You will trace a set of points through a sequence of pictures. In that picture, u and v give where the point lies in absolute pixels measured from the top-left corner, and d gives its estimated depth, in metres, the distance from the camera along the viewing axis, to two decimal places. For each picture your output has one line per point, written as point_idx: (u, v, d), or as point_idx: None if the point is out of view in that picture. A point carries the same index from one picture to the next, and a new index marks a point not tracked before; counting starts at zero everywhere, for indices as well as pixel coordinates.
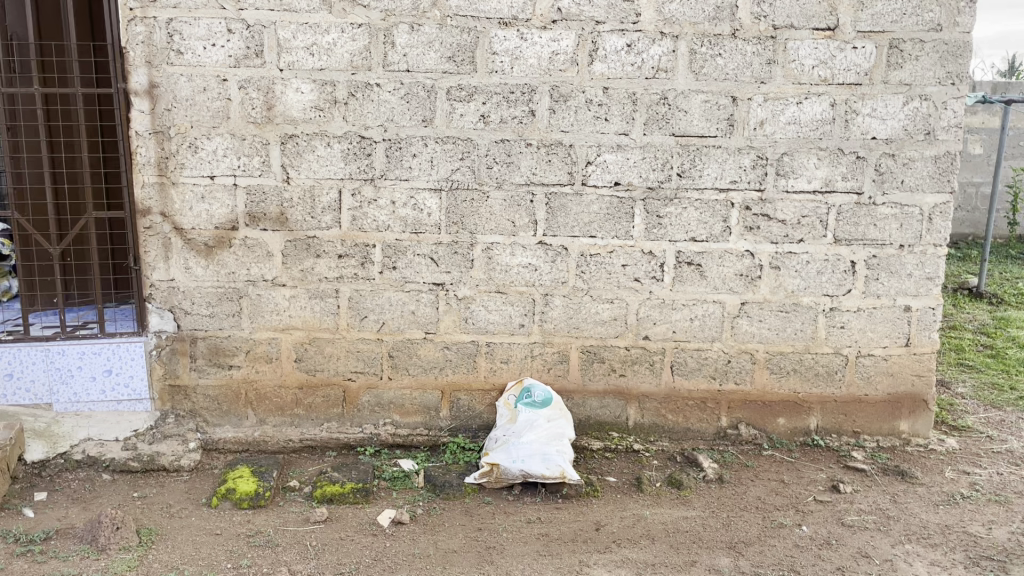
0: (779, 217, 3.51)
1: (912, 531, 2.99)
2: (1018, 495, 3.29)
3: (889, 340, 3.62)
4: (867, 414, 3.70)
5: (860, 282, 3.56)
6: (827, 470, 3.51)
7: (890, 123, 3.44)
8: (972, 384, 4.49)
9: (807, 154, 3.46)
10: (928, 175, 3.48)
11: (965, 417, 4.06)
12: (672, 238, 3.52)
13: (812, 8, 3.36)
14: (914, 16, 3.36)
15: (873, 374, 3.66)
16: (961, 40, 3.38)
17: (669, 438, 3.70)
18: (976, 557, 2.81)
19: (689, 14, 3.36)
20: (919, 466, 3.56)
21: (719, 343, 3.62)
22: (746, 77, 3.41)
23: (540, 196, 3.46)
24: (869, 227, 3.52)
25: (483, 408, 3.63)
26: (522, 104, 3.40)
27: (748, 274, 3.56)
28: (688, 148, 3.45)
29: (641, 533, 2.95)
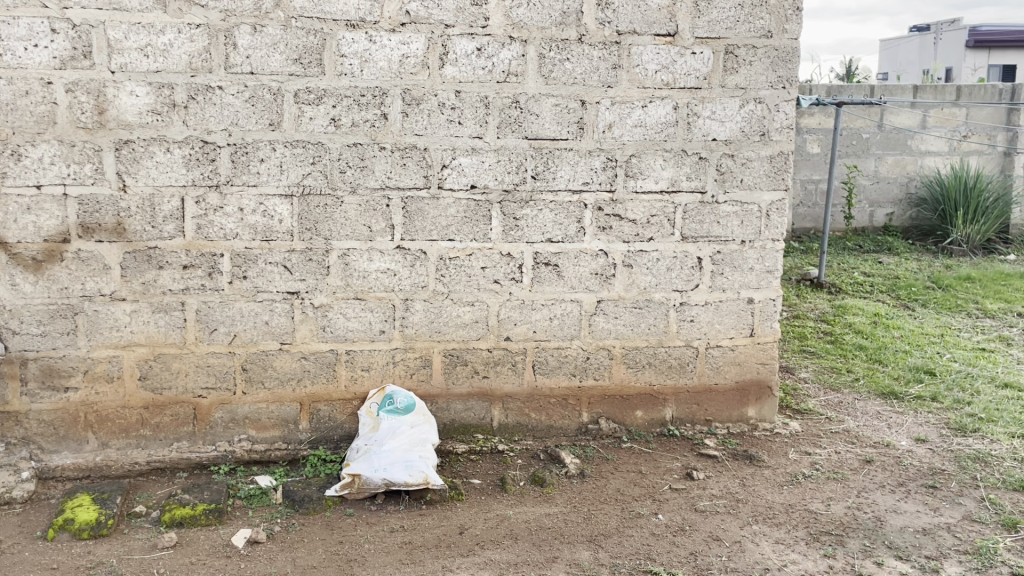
0: (629, 217, 3.62)
1: (759, 511, 3.16)
2: (853, 471, 3.52)
3: (735, 331, 3.81)
4: (718, 402, 3.88)
5: (707, 277, 3.73)
6: (682, 458, 3.65)
7: (728, 125, 3.62)
8: (814, 369, 4.79)
9: (653, 156, 3.59)
10: (765, 174, 3.68)
11: (807, 400, 4.33)
12: (529, 240, 3.56)
13: (653, 15, 3.49)
14: (746, 23, 3.56)
15: (721, 364, 3.84)
16: (790, 46, 3.60)
17: (533, 436, 3.75)
18: (816, 533, 2.99)
19: (536, 19, 3.42)
20: (765, 449, 3.76)
21: (577, 341, 3.70)
22: (593, 81, 3.50)
23: (396, 201, 3.42)
24: (712, 225, 3.69)
25: (344, 418, 3.56)
26: (374, 107, 3.35)
27: (603, 273, 3.65)
28: (541, 151, 3.51)
29: (504, 533, 2.97)
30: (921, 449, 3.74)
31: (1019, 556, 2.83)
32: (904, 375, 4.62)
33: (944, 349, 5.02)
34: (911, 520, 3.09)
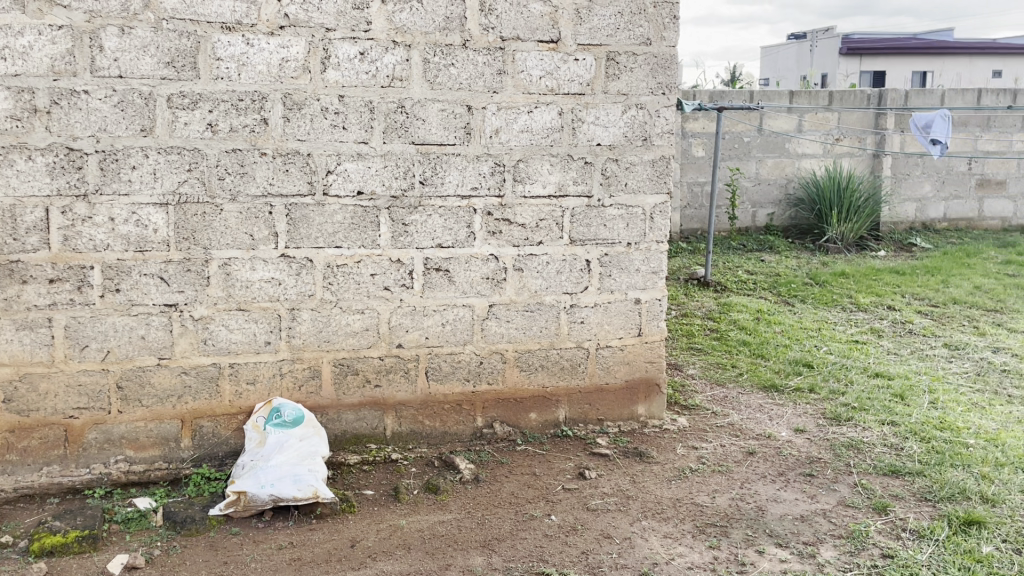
0: (519, 221, 3.65)
1: (648, 507, 3.23)
2: (737, 463, 3.65)
3: (623, 331, 3.89)
4: (609, 401, 3.96)
5: (596, 279, 3.79)
6: (575, 458, 3.70)
7: (611, 130, 3.69)
8: (701, 365, 4.96)
9: (540, 160, 3.63)
10: (648, 178, 3.78)
11: (694, 396, 4.47)
12: (418, 246, 3.54)
13: (535, 21, 3.53)
14: (626, 30, 3.65)
15: (612, 364, 3.92)
16: (668, 53, 3.71)
17: (427, 444, 3.72)
18: (702, 525, 3.08)
19: (420, 24, 3.40)
20: (655, 445, 3.85)
21: (470, 346, 3.69)
22: (479, 86, 3.51)
23: (279, 208, 3.34)
24: (599, 228, 3.76)
25: (230, 433, 3.44)
26: (253, 112, 3.26)
27: (494, 277, 3.66)
28: (428, 156, 3.49)
29: (397, 543, 2.94)
30: (800, 439, 3.92)
31: (888, 538, 2.99)
32: (785, 368, 4.84)
33: (821, 342, 5.28)
34: (790, 508, 3.23)
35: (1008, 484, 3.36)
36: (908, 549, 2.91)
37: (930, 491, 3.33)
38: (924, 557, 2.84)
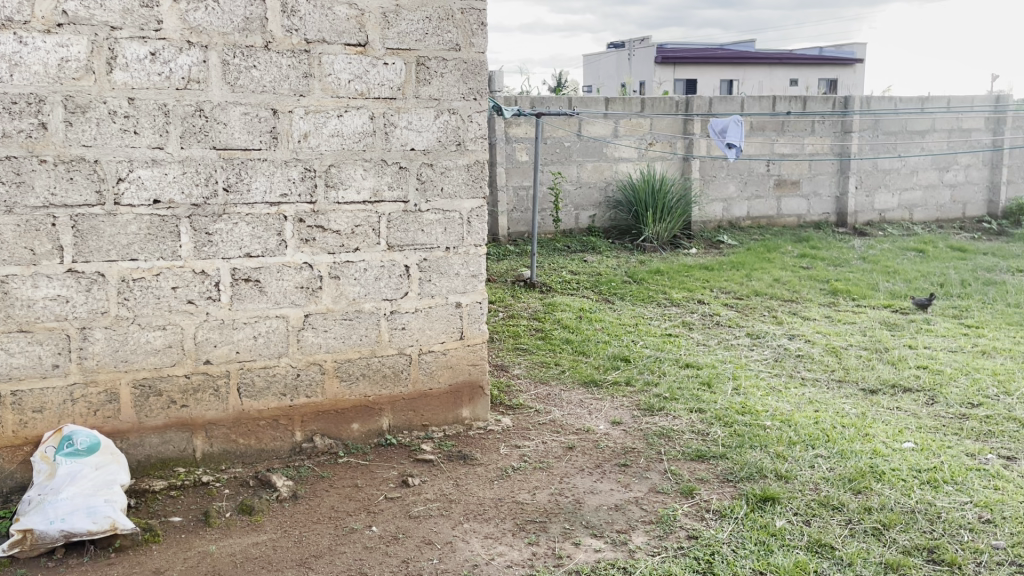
0: (333, 228, 3.56)
1: (471, 509, 3.25)
2: (557, 459, 3.75)
3: (445, 336, 3.90)
4: (433, 406, 3.95)
5: (415, 284, 3.77)
6: (399, 466, 3.66)
7: (424, 135, 3.69)
8: (526, 365, 5.06)
9: (352, 166, 3.56)
10: (463, 182, 3.80)
11: (518, 396, 4.55)
12: (225, 256, 3.38)
13: (341, 24, 3.47)
14: (435, 35, 3.65)
15: (435, 369, 3.91)
16: (477, 59, 3.75)
17: (242, 463, 3.57)
18: (522, 523, 3.14)
19: (216, 24, 3.25)
20: (478, 447, 3.88)
21: (286, 358, 3.56)
22: (283, 89, 3.40)
23: (63, 219, 3.10)
24: (417, 233, 3.74)
25: (14, 466, 3.19)
26: (30, 116, 3.01)
27: (308, 286, 3.55)
28: (232, 162, 3.34)
29: (205, 571, 2.79)
30: (617, 431, 4.08)
31: (694, 520, 3.17)
32: (604, 363, 5.03)
33: (638, 337, 5.54)
34: (605, 498, 3.35)
35: (799, 461, 3.65)
36: (711, 528, 3.09)
37: (732, 472, 3.57)
38: (724, 535, 3.03)
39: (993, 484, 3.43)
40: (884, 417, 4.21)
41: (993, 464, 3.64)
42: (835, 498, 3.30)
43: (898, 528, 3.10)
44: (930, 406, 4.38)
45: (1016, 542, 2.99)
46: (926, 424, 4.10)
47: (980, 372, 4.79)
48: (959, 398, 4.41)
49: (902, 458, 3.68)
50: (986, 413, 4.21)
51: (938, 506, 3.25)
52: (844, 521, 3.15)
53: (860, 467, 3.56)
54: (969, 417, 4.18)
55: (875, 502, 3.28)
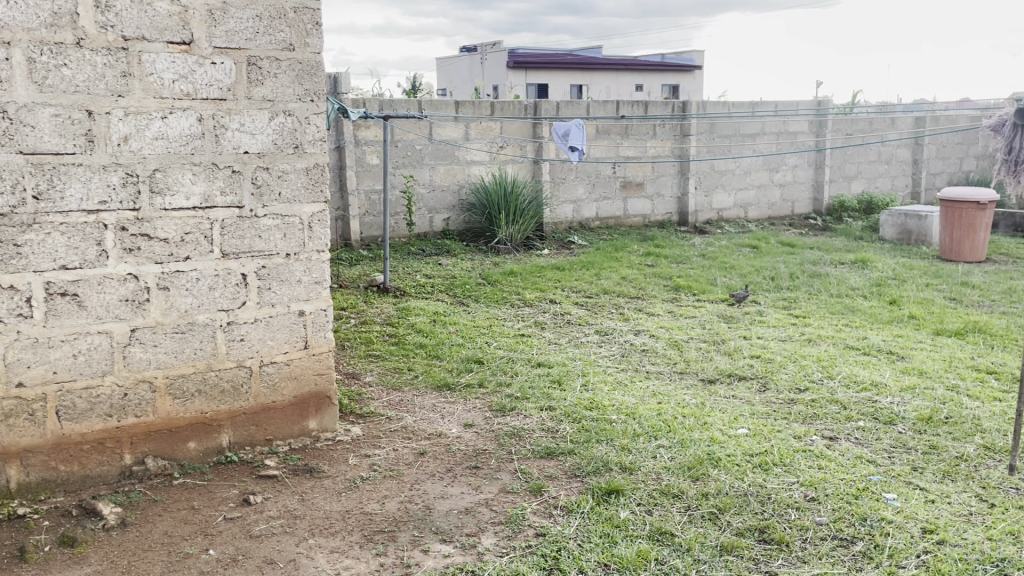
0: (160, 236, 3.36)
1: (316, 524, 3.15)
2: (407, 466, 3.70)
3: (288, 346, 3.76)
4: (277, 420, 3.81)
5: (254, 293, 3.62)
6: (240, 484, 3.49)
7: (259, 137, 3.54)
8: (378, 371, 4.98)
9: (181, 170, 3.38)
10: (302, 186, 3.68)
11: (369, 404, 4.46)
12: (37, 268, 3.12)
13: (163, 21, 3.27)
14: (267, 35, 3.51)
15: (277, 381, 3.77)
16: (313, 59, 3.64)
17: (63, 491, 3.31)
18: (370, 534, 3.07)
19: (19, 18, 2.99)
20: (326, 459, 3.77)
21: (111, 377, 3.33)
22: (99, 89, 3.17)
23: None
24: (253, 239, 3.59)
25: None
26: None
27: (134, 298, 3.34)
28: (41, 167, 3.09)
29: None
30: (469, 433, 4.07)
31: (542, 517, 3.21)
32: (457, 366, 5.01)
33: (490, 339, 5.56)
34: (455, 503, 3.33)
35: (642, 452, 3.78)
36: (558, 525, 3.14)
37: (579, 467, 3.64)
38: (571, 530, 3.08)
39: (817, 463, 3.67)
40: (721, 406, 4.42)
41: (817, 444, 3.90)
42: (676, 487, 3.43)
43: (733, 511, 3.26)
44: (762, 392, 4.65)
45: (837, 517, 3.20)
46: (758, 411, 4.35)
47: (807, 359, 5.13)
48: (788, 384, 4.71)
49: (737, 443, 3.88)
50: (812, 396, 4.52)
51: (769, 488, 3.44)
52: (684, 508, 3.28)
53: (698, 455, 3.72)
54: (797, 402, 4.46)
55: (713, 488, 3.43)
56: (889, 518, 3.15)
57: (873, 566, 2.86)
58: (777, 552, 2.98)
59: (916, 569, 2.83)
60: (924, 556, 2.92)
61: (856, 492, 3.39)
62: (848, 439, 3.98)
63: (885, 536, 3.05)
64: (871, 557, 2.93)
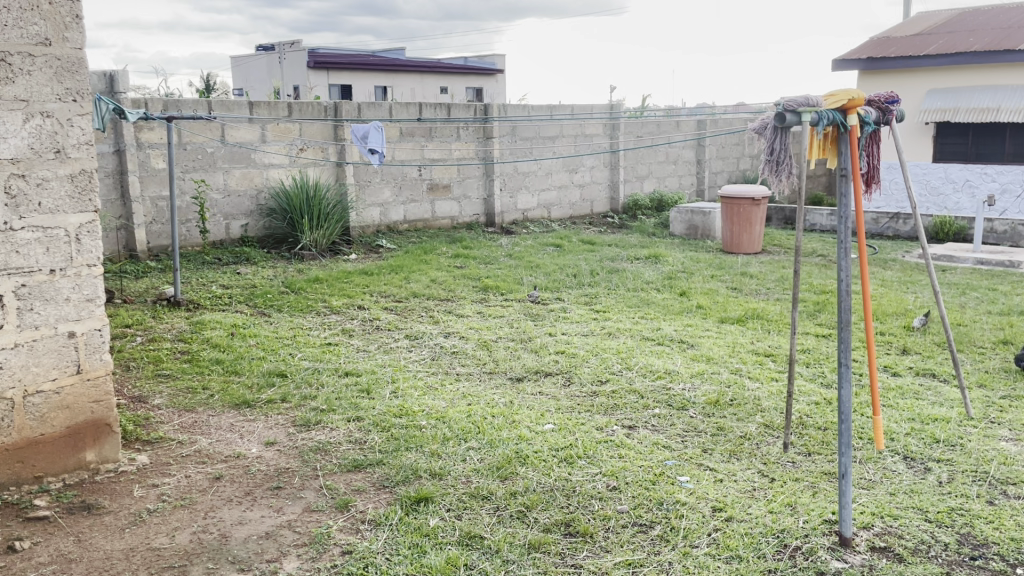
0: None
1: (94, 567, 2.85)
2: (201, 493, 3.45)
3: (57, 371, 3.39)
4: (47, 454, 3.42)
5: (12, 315, 3.23)
6: (3, 530, 3.10)
7: (11, 141, 3.16)
8: (169, 392, 4.62)
9: None
10: (66, 195, 3.33)
11: (158, 428, 4.12)
12: None
13: None
14: (17, 27, 3.14)
15: (45, 412, 3.38)
16: (74, 56, 3.30)
17: None
18: (158, 572, 2.82)
19: None
20: (107, 493, 3.43)
21: None
22: None
23: None
24: (10, 255, 3.20)
25: None
26: None
27: None
28: None
29: None
30: (270, 452, 3.86)
31: (348, 534, 3.09)
32: (257, 382, 4.75)
33: (294, 350, 5.33)
34: (254, 528, 3.14)
35: (451, 456, 3.75)
36: (365, 540, 3.04)
37: (387, 477, 3.55)
38: (378, 545, 2.99)
39: (618, 453, 3.81)
40: (529, 403, 4.49)
41: (617, 434, 4.05)
42: (484, 488, 3.44)
43: (540, 507, 3.31)
44: (567, 387, 4.77)
45: (637, 504, 3.33)
46: (563, 405, 4.46)
47: (608, 352, 5.34)
48: (590, 376, 4.88)
49: (543, 439, 3.95)
50: (612, 388, 4.70)
51: (574, 481, 3.53)
52: (492, 510, 3.28)
53: (507, 454, 3.75)
54: (599, 394, 4.62)
55: (520, 486, 3.47)
56: (683, 500, 3.33)
57: (669, 549, 3.00)
58: (582, 544, 3.05)
59: (707, 547, 3.00)
60: (715, 533, 3.09)
61: (654, 477, 3.55)
62: (646, 426, 4.18)
63: (681, 518, 3.21)
64: (667, 540, 3.07)
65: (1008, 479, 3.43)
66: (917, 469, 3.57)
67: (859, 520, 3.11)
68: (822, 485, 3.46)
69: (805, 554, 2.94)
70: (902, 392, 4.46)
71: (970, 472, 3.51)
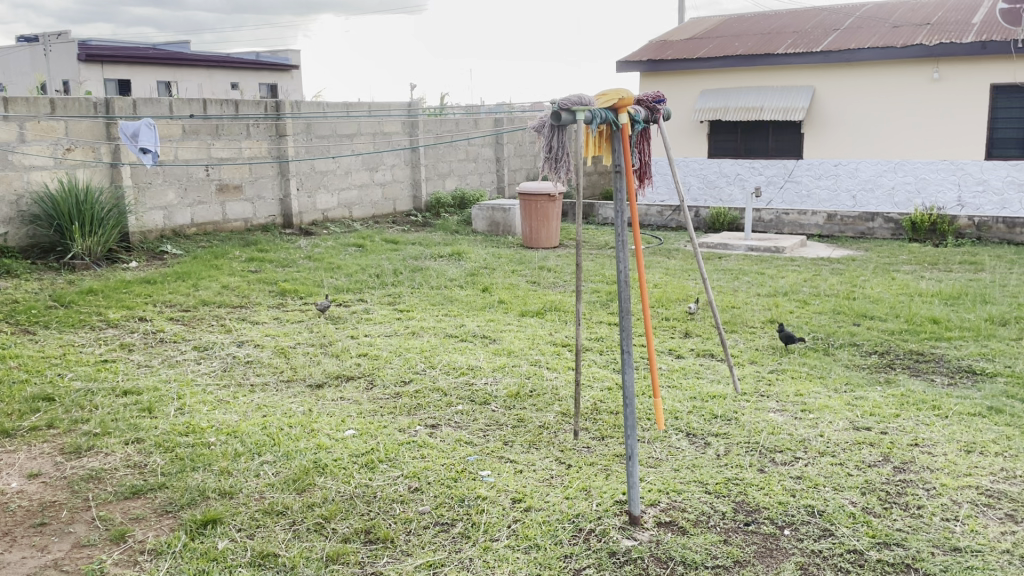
0: None
1: None
2: None
3: None
4: None
5: None
6: None
7: None
8: None
9: None
10: None
11: None
12: None
13: None
14: None
15: None
16: None
17: None
18: None
19: None
20: None
21: None
22: None
23: None
24: None
25: None
26: None
27: None
28: None
29: None
30: (33, 485, 3.47)
31: (125, 567, 2.85)
32: (18, 409, 4.26)
33: (64, 370, 4.84)
34: (14, 572, 2.81)
35: (244, 472, 3.55)
36: (146, 571, 2.81)
37: (171, 502, 3.30)
38: None
39: (420, 453, 3.78)
40: (329, 410, 4.35)
41: (420, 434, 4.01)
42: (279, 503, 3.28)
43: (339, 517, 3.20)
44: (369, 390, 4.67)
45: (438, 503, 3.31)
46: (365, 409, 4.35)
47: (411, 351, 5.29)
48: (393, 378, 4.80)
49: (344, 446, 3.84)
50: (415, 387, 4.66)
51: (374, 486, 3.45)
52: (288, 525, 3.14)
53: (303, 465, 3.61)
54: (402, 395, 4.56)
55: (319, 497, 3.34)
56: (484, 495, 3.35)
57: (470, 545, 3.00)
58: (382, 550, 2.99)
59: (507, 539, 3.03)
60: (514, 525, 3.14)
61: (455, 475, 3.55)
62: (448, 424, 4.17)
63: (481, 513, 3.22)
64: (468, 536, 3.07)
65: (775, 447, 3.75)
66: (698, 444, 3.82)
67: (647, 498, 3.28)
68: (614, 467, 3.61)
69: (598, 536, 3.05)
70: (685, 372, 4.77)
71: (743, 444, 3.80)
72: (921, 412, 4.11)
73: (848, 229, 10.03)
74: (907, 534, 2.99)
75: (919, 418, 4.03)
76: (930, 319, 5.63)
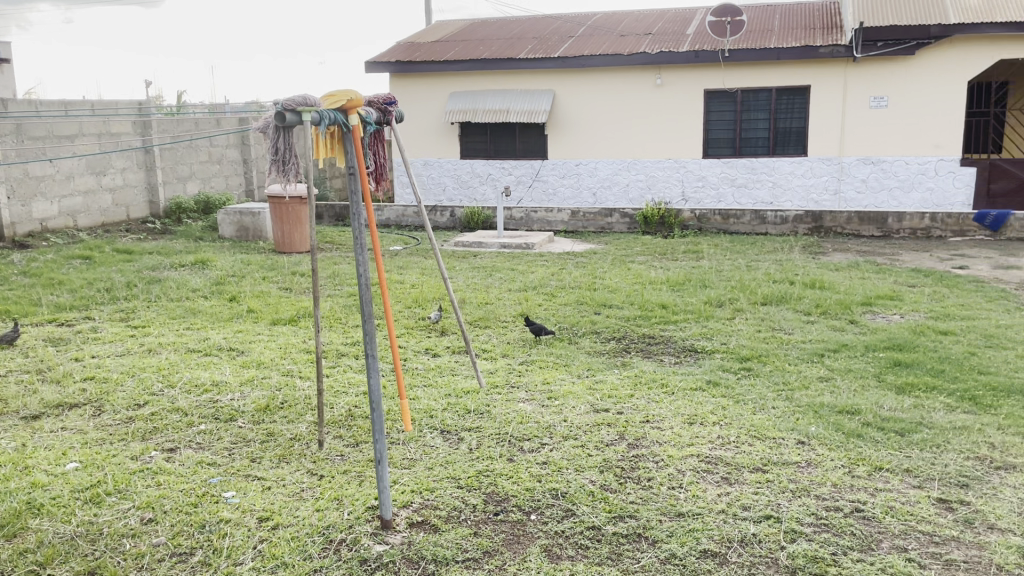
0: None
1: None
2: None
3: None
4: None
5: None
6: None
7: None
8: None
9: None
10: None
11: None
12: None
13: None
14: None
15: None
16: None
17: None
18: None
19: None
20: None
21: None
22: None
23: None
24: None
25: None
26: None
27: None
28: None
29: None
30: None
31: None
32: None
33: None
34: None
35: None
36: None
37: None
38: None
39: (155, 481, 3.49)
40: (48, 443, 3.90)
41: (155, 460, 3.71)
42: None
43: (58, 561, 2.88)
44: (97, 417, 4.25)
45: (175, 532, 3.08)
46: (91, 438, 3.95)
47: (146, 371, 4.88)
48: (125, 402, 4.39)
49: (64, 482, 3.45)
50: (150, 410, 4.29)
51: (100, 522, 3.14)
52: None
53: (15, 507, 3.20)
54: (134, 420, 4.19)
55: (33, 541, 2.99)
56: (228, 517, 3.16)
57: (211, 573, 2.82)
58: None
59: (252, 561, 2.89)
60: (261, 545, 2.99)
61: (195, 500, 3.32)
62: (189, 446, 3.90)
63: (224, 537, 3.04)
64: (209, 563, 2.89)
65: (523, 435, 3.90)
66: (452, 441, 3.87)
67: (400, 500, 3.27)
68: (367, 473, 3.56)
69: (349, 545, 2.99)
70: (439, 371, 4.82)
71: (494, 436, 3.91)
72: (652, 390, 4.46)
73: (591, 224, 10.74)
74: (639, 505, 3.23)
75: (650, 396, 4.38)
76: (660, 305, 6.15)
